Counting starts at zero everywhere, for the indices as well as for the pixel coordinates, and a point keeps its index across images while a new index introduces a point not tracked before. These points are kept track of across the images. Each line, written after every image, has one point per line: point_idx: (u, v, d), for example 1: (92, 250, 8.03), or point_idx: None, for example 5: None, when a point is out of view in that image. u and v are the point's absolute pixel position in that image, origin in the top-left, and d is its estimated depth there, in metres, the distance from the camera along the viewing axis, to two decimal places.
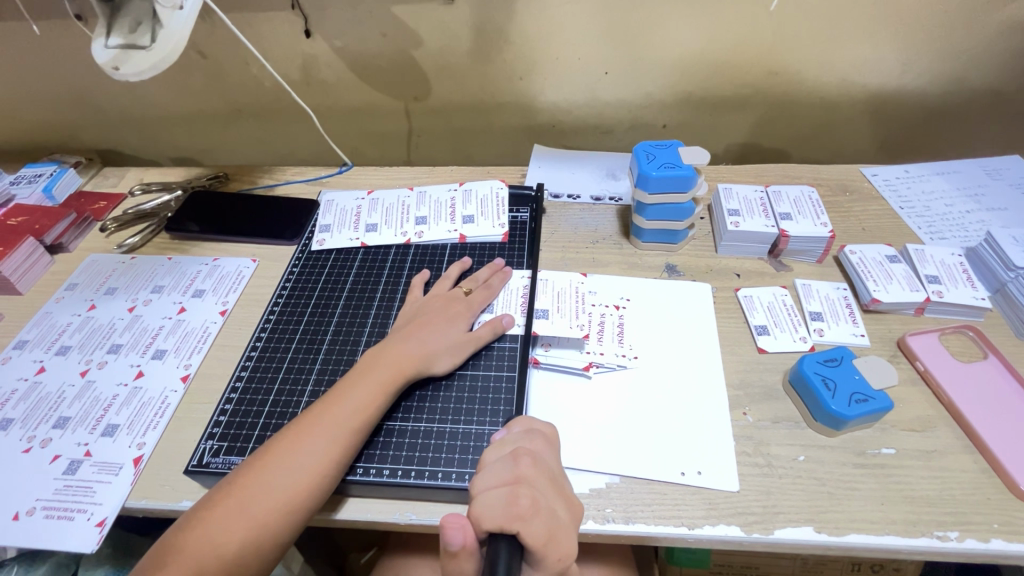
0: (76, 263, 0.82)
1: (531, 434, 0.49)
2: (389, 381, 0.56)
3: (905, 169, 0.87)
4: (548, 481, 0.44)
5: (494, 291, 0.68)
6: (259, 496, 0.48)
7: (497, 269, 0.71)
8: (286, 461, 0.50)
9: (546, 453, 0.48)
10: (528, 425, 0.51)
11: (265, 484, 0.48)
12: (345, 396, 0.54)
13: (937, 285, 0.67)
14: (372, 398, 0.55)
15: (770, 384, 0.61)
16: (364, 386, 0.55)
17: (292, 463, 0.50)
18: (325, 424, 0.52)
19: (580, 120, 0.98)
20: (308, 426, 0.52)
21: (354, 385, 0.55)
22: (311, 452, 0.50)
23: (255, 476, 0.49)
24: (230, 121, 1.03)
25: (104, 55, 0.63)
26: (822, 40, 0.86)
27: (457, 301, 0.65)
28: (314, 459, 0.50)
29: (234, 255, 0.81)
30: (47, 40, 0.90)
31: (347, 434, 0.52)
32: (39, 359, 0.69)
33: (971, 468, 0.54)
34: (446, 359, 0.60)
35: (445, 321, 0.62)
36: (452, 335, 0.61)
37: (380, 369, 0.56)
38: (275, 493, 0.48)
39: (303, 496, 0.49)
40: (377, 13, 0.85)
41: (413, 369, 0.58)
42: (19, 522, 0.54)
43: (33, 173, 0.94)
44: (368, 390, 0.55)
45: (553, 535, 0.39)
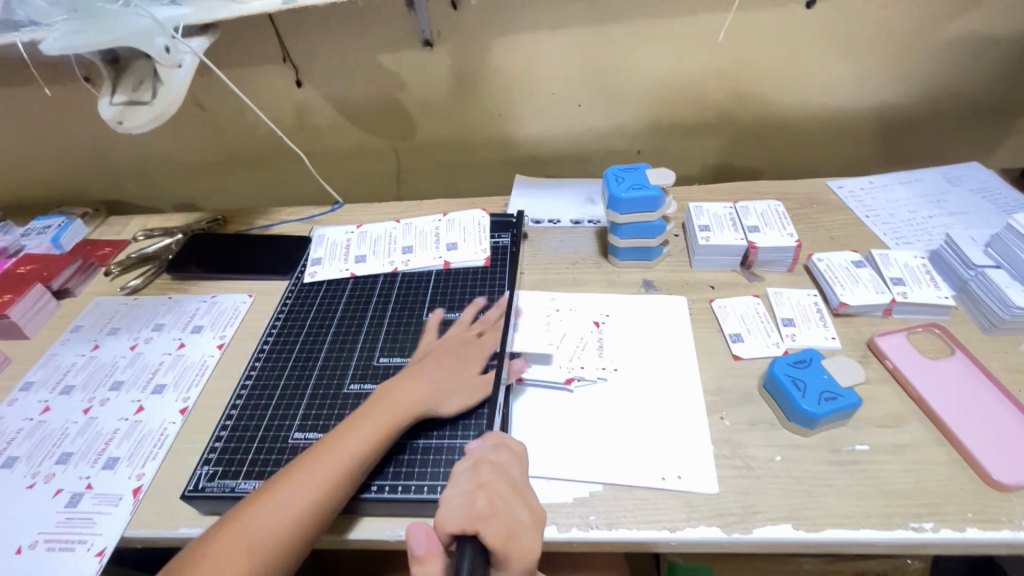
0: (81, 306, 0.85)
1: (499, 445, 0.49)
2: (394, 419, 0.58)
3: (869, 181, 0.91)
4: (510, 488, 0.44)
5: (507, 329, 0.69)
6: (258, 527, 0.49)
7: (503, 308, 0.73)
8: (286, 495, 0.51)
9: (515, 464, 0.47)
10: (499, 437, 0.50)
11: (266, 516, 0.50)
12: (349, 433, 0.56)
13: (902, 286, 0.69)
14: (376, 436, 0.56)
15: (746, 389, 0.63)
16: (369, 423, 0.57)
17: (291, 497, 0.51)
18: (327, 459, 0.54)
19: (558, 150, 1.03)
20: (309, 462, 0.54)
21: (359, 421, 0.57)
22: (308, 486, 0.52)
23: (255, 507, 0.51)
24: (228, 168, 1.08)
25: (109, 111, 0.69)
26: (778, 65, 0.92)
27: (470, 344, 0.67)
28: (311, 493, 0.52)
29: (231, 291, 0.85)
30: (58, 101, 0.97)
31: (347, 469, 0.53)
32: (44, 399, 0.72)
33: (943, 460, 0.55)
34: (455, 400, 0.61)
35: (457, 363, 0.64)
36: (466, 377, 0.63)
37: (386, 406, 0.58)
38: (273, 526, 0.50)
39: (298, 529, 0.50)
40: (362, 61, 0.92)
41: (419, 410, 0.59)
42: (21, 555, 0.56)
43: (42, 225, 0.99)
44: (372, 427, 0.57)
45: (512, 533, 0.40)
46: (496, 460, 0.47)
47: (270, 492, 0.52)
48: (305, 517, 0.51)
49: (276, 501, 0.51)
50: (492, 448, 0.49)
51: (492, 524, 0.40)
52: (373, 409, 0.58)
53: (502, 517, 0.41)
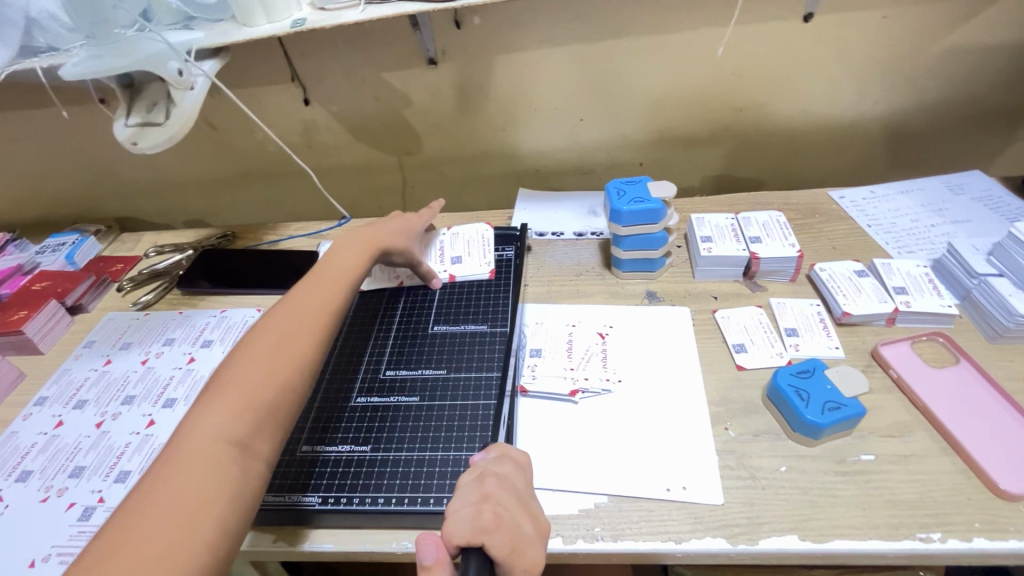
0: (94, 322, 0.87)
1: (501, 459, 0.49)
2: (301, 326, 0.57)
3: (871, 191, 0.92)
4: (515, 499, 0.44)
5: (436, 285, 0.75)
6: (194, 434, 0.46)
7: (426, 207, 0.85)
8: (217, 399, 0.49)
9: (517, 478, 0.47)
10: (504, 450, 0.50)
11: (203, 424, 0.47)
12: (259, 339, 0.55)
13: (905, 295, 0.69)
14: (286, 337, 0.55)
15: (750, 400, 0.63)
16: (278, 329, 0.56)
17: (221, 399, 0.49)
18: (249, 362, 0.52)
19: (561, 163, 1.05)
20: (235, 365, 0.52)
21: (264, 332, 0.56)
22: (238, 385, 0.50)
23: (199, 414, 0.47)
24: (238, 184, 1.11)
25: (124, 132, 0.71)
26: (777, 77, 0.93)
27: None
28: (245, 391, 0.50)
29: (240, 306, 0.87)
30: (74, 122, 0.99)
31: (278, 365, 0.53)
32: (57, 413, 0.73)
33: (950, 470, 0.55)
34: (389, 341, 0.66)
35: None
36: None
37: (281, 317, 0.57)
38: (213, 426, 0.46)
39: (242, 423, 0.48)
40: (369, 79, 0.94)
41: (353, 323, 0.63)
42: (35, 569, 0.57)
43: (56, 242, 1.02)
44: (283, 331, 0.56)
45: (517, 545, 0.40)
46: (501, 472, 0.47)
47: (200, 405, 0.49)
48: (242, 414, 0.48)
49: (212, 408, 0.48)
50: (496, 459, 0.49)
51: (500, 535, 0.40)
52: (269, 323, 0.57)
53: (509, 529, 0.41)
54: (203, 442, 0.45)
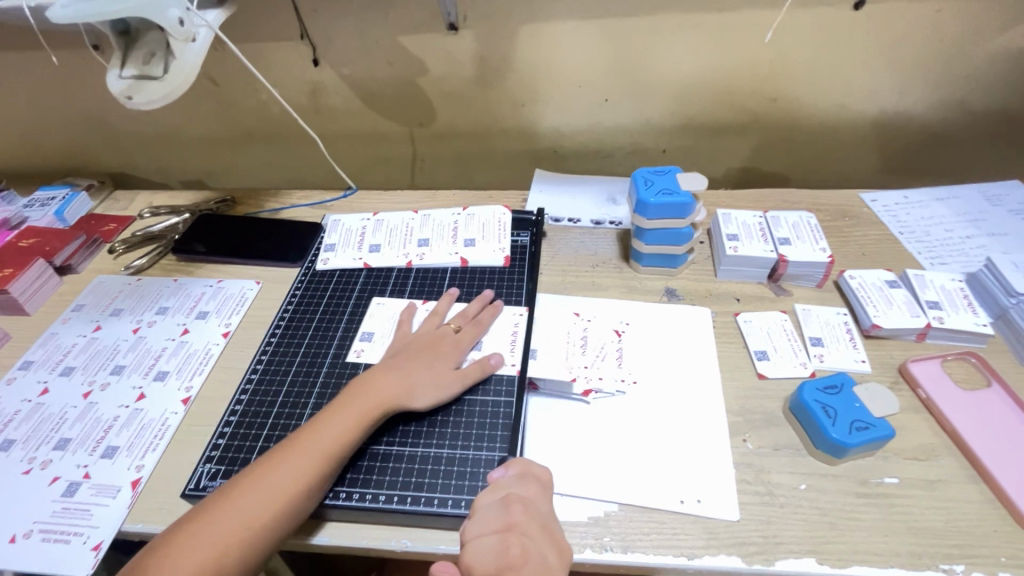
0: (84, 284, 0.83)
1: (526, 479, 0.49)
2: (309, 467, 0.52)
3: (905, 195, 0.87)
4: (540, 527, 0.46)
5: (484, 326, 0.67)
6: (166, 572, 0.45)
7: (486, 303, 0.70)
8: (192, 542, 0.47)
9: (539, 499, 0.48)
10: (525, 468, 0.50)
11: (168, 571, 0.45)
12: (262, 479, 0.51)
13: (938, 311, 0.66)
14: (291, 483, 0.51)
15: (771, 411, 0.61)
16: (285, 470, 0.51)
17: (193, 544, 0.47)
18: (243, 505, 0.49)
19: (582, 145, 1.00)
20: (228, 501, 0.49)
21: (279, 461, 0.52)
22: (218, 534, 0.47)
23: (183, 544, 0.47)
24: (239, 146, 1.05)
25: (118, 85, 0.65)
26: (817, 69, 0.88)
27: (444, 336, 0.64)
28: (224, 538, 0.47)
29: (238, 277, 0.82)
30: (65, 69, 0.93)
31: (270, 519, 0.49)
32: (42, 380, 0.69)
33: (977, 499, 0.53)
34: (428, 396, 0.59)
35: (432, 357, 0.62)
36: (437, 371, 0.60)
37: (296, 454, 0.52)
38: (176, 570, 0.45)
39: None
40: (384, 43, 0.88)
41: (393, 403, 0.57)
42: (15, 545, 0.54)
43: (46, 196, 0.96)
44: (291, 476, 0.51)
45: None
46: (526, 496, 0.47)
47: (187, 531, 0.48)
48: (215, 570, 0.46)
49: (193, 541, 0.47)
50: (518, 478, 0.49)
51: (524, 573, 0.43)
52: (280, 460, 0.52)
53: (534, 566, 0.43)
54: None
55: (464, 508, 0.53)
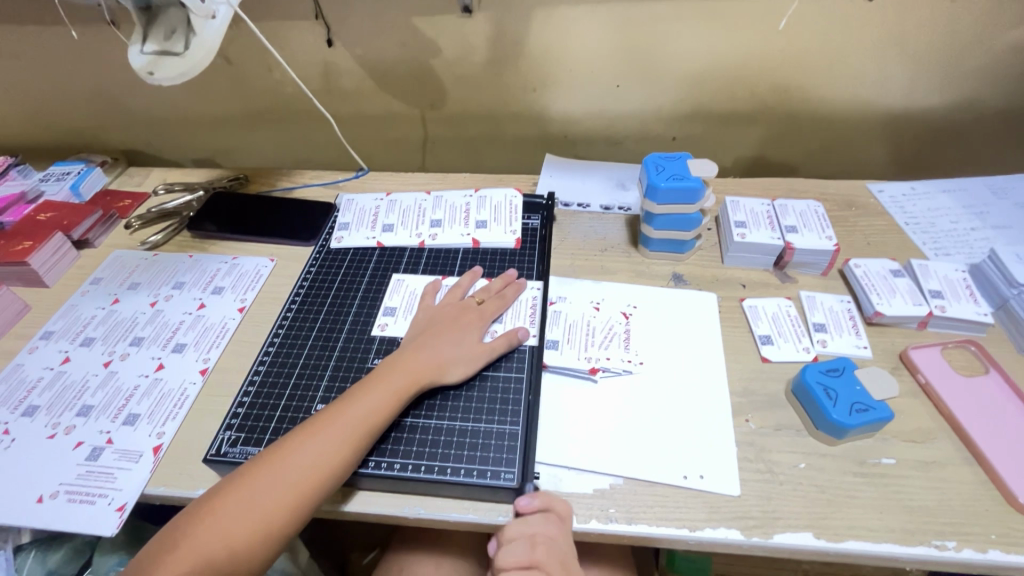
0: (101, 258, 0.84)
1: (548, 520, 0.51)
2: (347, 440, 0.54)
3: (912, 186, 0.88)
4: (558, 563, 0.51)
5: (508, 301, 0.69)
6: (210, 530, 0.49)
7: (510, 280, 0.72)
8: (237, 506, 0.50)
9: (561, 542, 0.51)
10: (548, 501, 0.52)
11: (212, 529, 0.49)
12: (301, 447, 0.53)
13: (940, 300, 0.68)
14: (328, 454, 0.52)
15: (773, 393, 0.62)
16: (323, 442, 0.53)
17: (238, 508, 0.49)
18: (284, 470, 0.51)
19: (592, 131, 1.00)
20: (270, 467, 0.52)
21: (316, 432, 0.54)
22: (261, 499, 0.50)
23: (225, 506, 0.50)
24: (252, 125, 1.06)
25: (140, 61, 0.66)
26: (830, 59, 0.88)
27: (469, 310, 0.67)
28: (264, 502, 0.50)
29: (253, 254, 0.84)
30: (82, 44, 0.94)
31: (309, 487, 0.51)
32: (64, 349, 0.71)
33: (970, 479, 0.55)
34: (459, 369, 0.61)
35: (460, 331, 0.64)
36: (465, 346, 0.63)
37: (330, 427, 0.54)
38: (220, 530, 0.49)
39: (256, 538, 0.49)
40: (398, 24, 0.88)
41: (426, 378, 0.59)
42: (43, 504, 0.57)
43: (61, 171, 0.98)
44: (330, 448, 0.53)
45: None
46: (549, 536, 0.51)
47: (227, 495, 0.50)
48: (255, 533, 0.49)
49: (235, 504, 0.50)
50: (543, 513, 0.52)
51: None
52: (318, 431, 0.54)
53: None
54: (213, 544, 0.48)
55: (475, 477, 0.55)
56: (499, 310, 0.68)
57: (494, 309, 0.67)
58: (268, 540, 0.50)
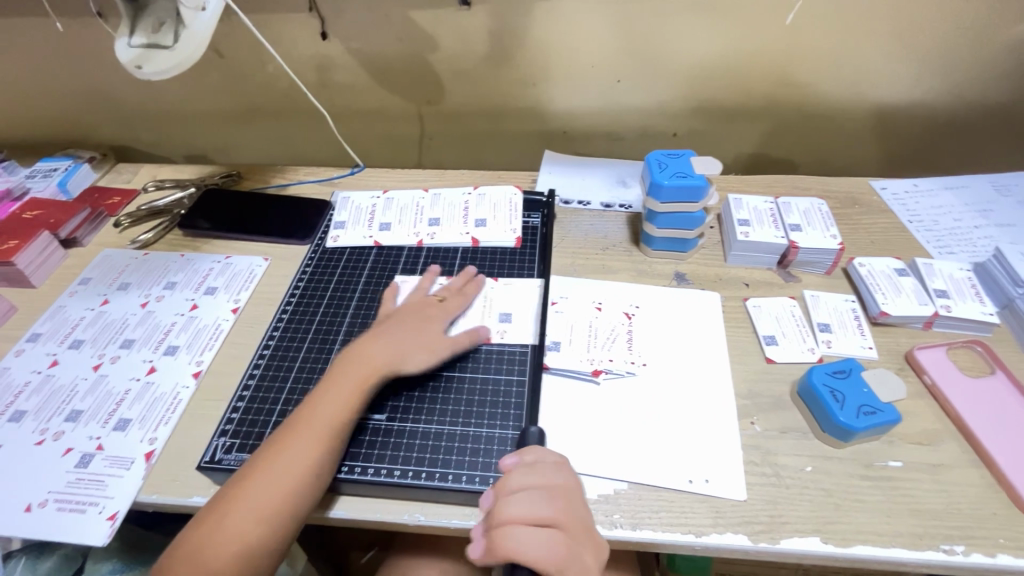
0: (90, 258, 0.82)
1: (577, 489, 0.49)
2: (315, 445, 0.52)
3: (915, 183, 0.87)
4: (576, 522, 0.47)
5: (467, 298, 0.68)
6: (190, 554, 0.48)
7: (469, 277, 0.71)
8: (210, 530, 0.49)
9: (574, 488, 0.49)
10: (538, 457, 0.51)
11: (195, 556, 0.48)
12: (272, 460, 0.51)
13: (946, 299, 0.67)
14: (299, 464, 0.51)
15: (779, 395, 0.62)
16: (292, 451, 0.52)
17: (211, 531, 0.49)
18: (258, 487, 0.50)
19: (592, 127, 0.99)
20: (243, 485, 0.50)
21: (285, 443, 0.53)
22: (234, 519, 0.49)
23: (203, 531, 0.49)
24: (244, 120, 1.04)
25: (128, 54, 0.64)
26: (833, 54, 0.87)
27: (428, 307, 0.66)
28: (241, 521, 0.49)
29: (246, 253, 0.82)
30: (67, 37, 0.91)
31: (286, 498, 0.50)
32: (51, 352, 0.69)
33: (978, 482, 0.54)
34: (421, 360, 0.60)
35: (418, 325, 0.63)
36: (425, 339, 0.62)
37: (300, 436, 0.53)
38: (201, 554, 0.48)
39: (241, 556, 0.48)
40: (394, 17, 0.86)
41: (383, 371, 0.58)
42: (31, 514, 0.55)
43: (48, 167, 0.95)
44: (298, 456, 0.51)
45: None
46: (563, 484, 0.49)
47: (204, 522, 0.49)
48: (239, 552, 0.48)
49: (212, 526, 0.49)
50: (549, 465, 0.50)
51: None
52: (287, 442, 0.52)
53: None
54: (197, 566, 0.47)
55: (478, 483, 0.54)
56: (458, 305, 0.67)
57: (455, 307, 0.66)
58: (254, 557, 0.49)
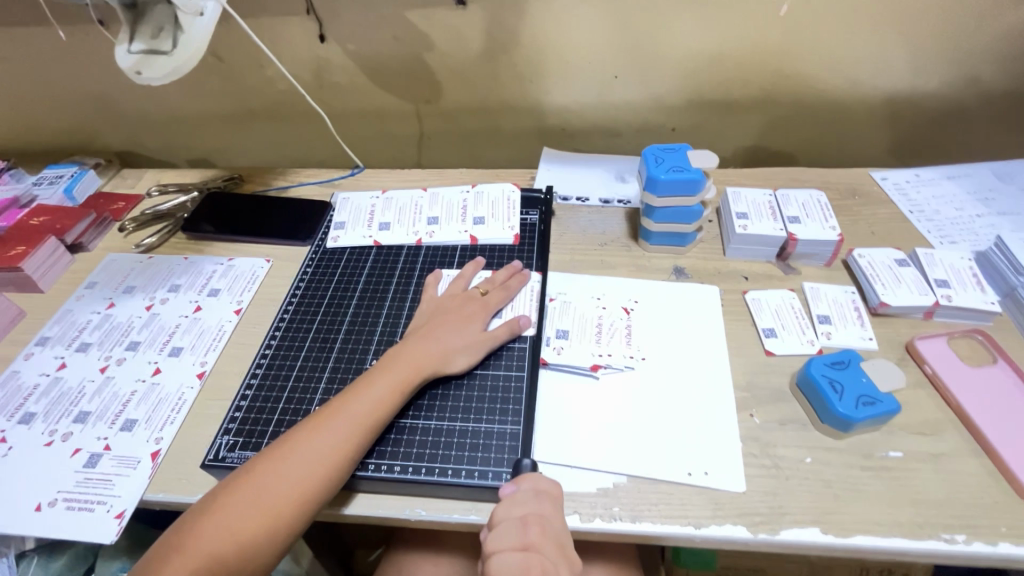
0: (96, 262, 0.84)
1: (541, 497, 0.50)
2: (352, 432, 0.53)
3: (915, 173, 0.87)
4: (555, 546, 0.47)
5: (511, 292, 0.69)
6: (214, 528, 0.48)
7: (515, 271, 0.71)
8: (243, 501, 0.49)
9: (552, 517, 0.49)
10: (536, 484, 0.51)
11: (219, 528, 0.48)
12: (306, 442, 0.52)
13: (947, 289, 0.67)
14: (333, 450, 0.52)
15: (778, 386, 0.62)
16: (329, 435, 0.52)
17: (245, 502, 0.49)
18: (289, 467, 0.51)
19: (590, 123, 0.99)
20: (275, 464, 0.51)
21: (321, 427, 0.53)
22: (268, 495, 0.50)
23: (230, 503, 0.49)
24: (245, 124, 1.05)
25: (128, 60, 0.65)
26: (831, 45, 0.87)
27: (472, 300, 0.66)
28: (270, 498, 0.49)
29: (249, 255, 0.83)
30: (70, 45, 0.93)
31: (315, 483, 0.50)
32: (60, 355, 0.71)
33: (979, 472, 0.54)
34: (462, 357, 0.61)
35: (462, 321, 0.64)
36: (468, 335, 0.63)
37: (335, 422, 0.53)
38: (225, 528, 0.48)
39: (262, 535, 0.49)
40: (390, 18, 0.87)
41: (428, 368, 0.59)
42: (42, 513, 0.56)
43: (54, 174, 0.96)
44: (334, 440, 0.52)
45: None
46: (542, 514, 0.48)
47: (231, 493, 0.50)
48: (261, 532, 0.49)
49: (239, 502, 0.49)
50: (531, 494, 0.50)
51: None
52: (322, 425, 0.53)
53: None
54: (220, 540, 0.48)
55: (476, 478, 0.54)
56: (502, 301, 0.67)
57: (495, 302, 0.67)
58: (273, 537, 0.49)
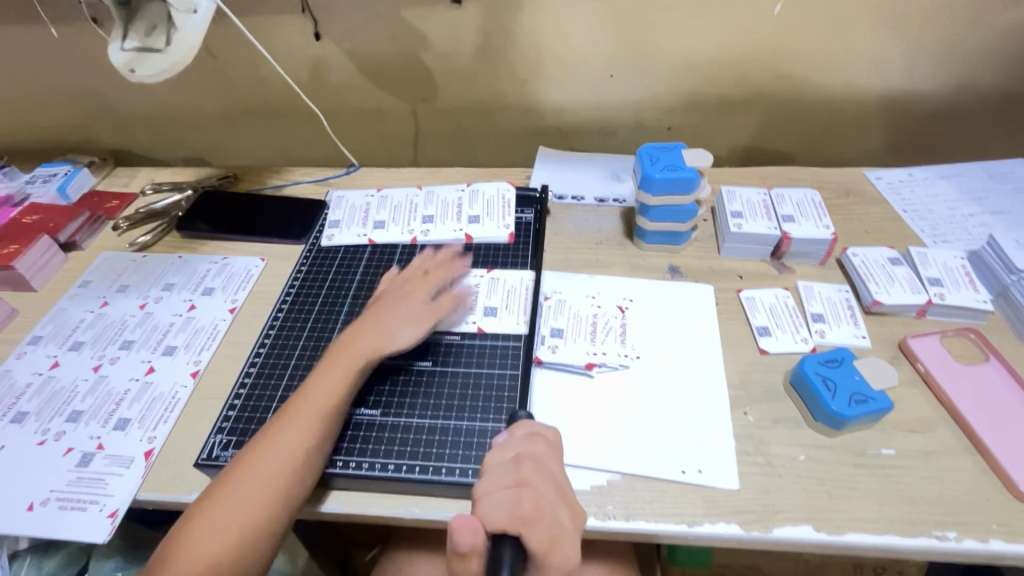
0: (89, 261, 0.83)
1: (534, 439, 0.50)
2: (316, 428, 0.53)
3: (909, 173, 0.87)
4: (550, 484, 0.46)
5: (470, 288, 0.69)
6: (193, 544, 0.48)
7: (467, 262, 0.72)
8: (217, 512, 0.49)
9: (545, 456, 0.49)
10: (531, 429, 0.51)
11: (197, 543, 0.48)
12: (272, 445, 0.52)
13: (939, 287, 0.67)
14: (300, 447, 0.52)
15: (772, 385, 0.62)
16: (293, 435, 0.53)
17: (220, 513, 0.49)
18: (257, 471, 0.51)
19: (586, 122, 0.99)
20: (243, 472, 0.51)
21: (283, 429, 0.53)
22: (239, 503, 0.49)
23: (206, 516, 0.49)
24: (240, 122, 1.04)
25: (120, 57, 0.65)
26: (825, 44, 0.87)
27: (432, 295, 0.67)
28: (244, 507, 0.49)
29: (243, 254, 0.83)
30: (63, 42, 0.92)
31: (287, 483, 0.51)
32: (52, 354, 0.70)
33: (971, 469, 0.54)
34: (430, 349, 0.61)
35: (430, 317, 0.64)
36: (436, 329, 0.63)
37: (297, 421, 0.54)
38: (205, 542, 0.48)
39: (242, 542, 0.48)
40: (386, 16, 0.87)
41: (385, 359, 0.59)
42: (33, 512, 0.56)
43: (47, 173, 0.96)
44: (295, 440, 0.52)
45: (554, 542, 0.43)
46: (535, 453, 0.49)
47: (204, 507, 0.49)
48: (241, 539, 0.48)
49: (213, 513, 0.49)
50: (525, 436, 0.50)
51: (538, 530, 0.42)
52: (285, 427, 0.53)
53: (547, 525, 0.43)
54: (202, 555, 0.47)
55: (468, 476, 0.54)
56: (461, 294, 0.67)
57: (458, 296, 0.67)
58: (256, 542, 0.49)
